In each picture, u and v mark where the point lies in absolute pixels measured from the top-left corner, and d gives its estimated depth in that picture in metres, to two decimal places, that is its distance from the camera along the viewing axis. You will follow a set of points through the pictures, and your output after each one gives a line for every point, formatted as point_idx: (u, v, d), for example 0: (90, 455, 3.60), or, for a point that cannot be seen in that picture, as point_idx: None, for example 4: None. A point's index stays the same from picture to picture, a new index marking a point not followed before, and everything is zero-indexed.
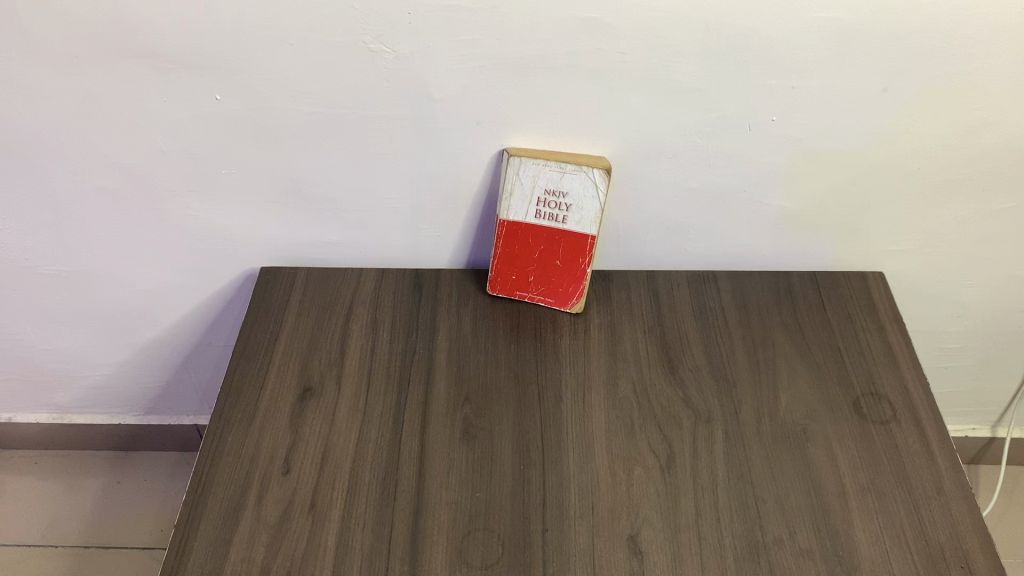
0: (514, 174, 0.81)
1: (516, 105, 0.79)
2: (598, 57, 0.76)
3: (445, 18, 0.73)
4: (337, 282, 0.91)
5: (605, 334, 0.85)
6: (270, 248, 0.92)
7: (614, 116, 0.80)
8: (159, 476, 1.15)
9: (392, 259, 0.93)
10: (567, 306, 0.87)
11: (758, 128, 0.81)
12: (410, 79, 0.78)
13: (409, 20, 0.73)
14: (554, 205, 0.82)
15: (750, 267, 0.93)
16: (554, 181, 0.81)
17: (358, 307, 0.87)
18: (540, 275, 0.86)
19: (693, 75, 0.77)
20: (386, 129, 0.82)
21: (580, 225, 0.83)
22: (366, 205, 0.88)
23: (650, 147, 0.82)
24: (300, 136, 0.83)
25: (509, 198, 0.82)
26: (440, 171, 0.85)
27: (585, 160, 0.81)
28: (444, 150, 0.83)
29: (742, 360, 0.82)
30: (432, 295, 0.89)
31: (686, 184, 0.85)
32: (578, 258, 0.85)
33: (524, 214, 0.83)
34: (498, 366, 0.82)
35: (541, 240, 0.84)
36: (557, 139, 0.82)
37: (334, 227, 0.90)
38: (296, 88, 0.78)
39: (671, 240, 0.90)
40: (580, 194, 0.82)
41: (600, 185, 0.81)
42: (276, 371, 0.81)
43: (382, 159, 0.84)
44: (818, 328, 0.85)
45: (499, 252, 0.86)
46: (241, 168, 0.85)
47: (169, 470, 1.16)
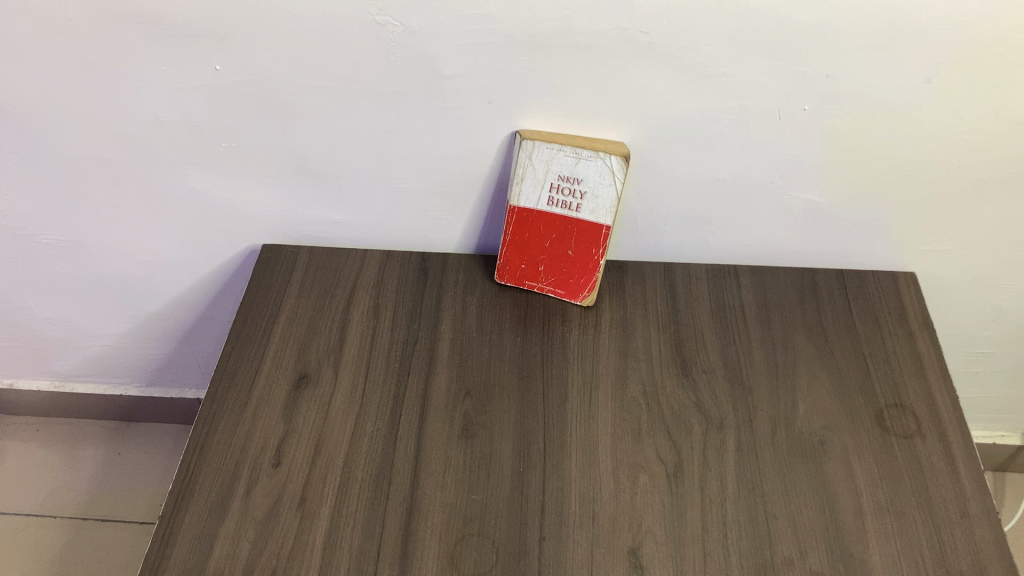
0: (528, 159, 0.77)
1: (531, 86, 0.75)
2: (619, 36, 0.71)
3: None
4: (339, 263, 0.87)
5: (616, 329, 0.80)
6: (271, 224, 0.89)
7: (634, 100, 0.75)
8: (160, 449, 1.13)
9: (398, 242, 0.89)
10: (578, 299, 0.83)
11: (788, 117, 0.75)
12: (419, 54, 0.73)
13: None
14: (568, 192, 0.79)
15: (773, 264, 0.88)
16: (568, 167, 0.78)
17: (361, 291, 0.84)
18: (550, 264, 0.82)
19: (720, 59, 0.72)
20: (394, 105, 0.77)
21: (594, 213, 0.79)
22: (371, 185, 0.84)
23: (672, 135, 0.78)
24: (304, 111, 0.79)
25: (520, 183, 0.79)
26: (450, 152, 0.81)
27: (603, 146, 0.77)
28: (454, 130, 0.79)
29: (760, 363, 0.78)
30: (437, 281, 0.85)
31: (708, 174, 0.80)
32: (592, 249, 0.81)
33: (536, 201, 0.79)
34: (502, 360, 0.78)
35: (554, 228, 0.81)
36: (572, 123, 0.78)
37: (339, 207, 0.87)
38: (299, 60, 0.74)
39: (690, 232, 0.85)
40: (595, 182, 0.78)
41: (617, 174, 0.77)
42: (272, 356, 0.78)
43: (389, 138, 0.80)
44: (843, 331, 0.80)
45: (509, 239, 0.82)
46: (241, 141, 0.81)
47: (171, 442, 1.14)
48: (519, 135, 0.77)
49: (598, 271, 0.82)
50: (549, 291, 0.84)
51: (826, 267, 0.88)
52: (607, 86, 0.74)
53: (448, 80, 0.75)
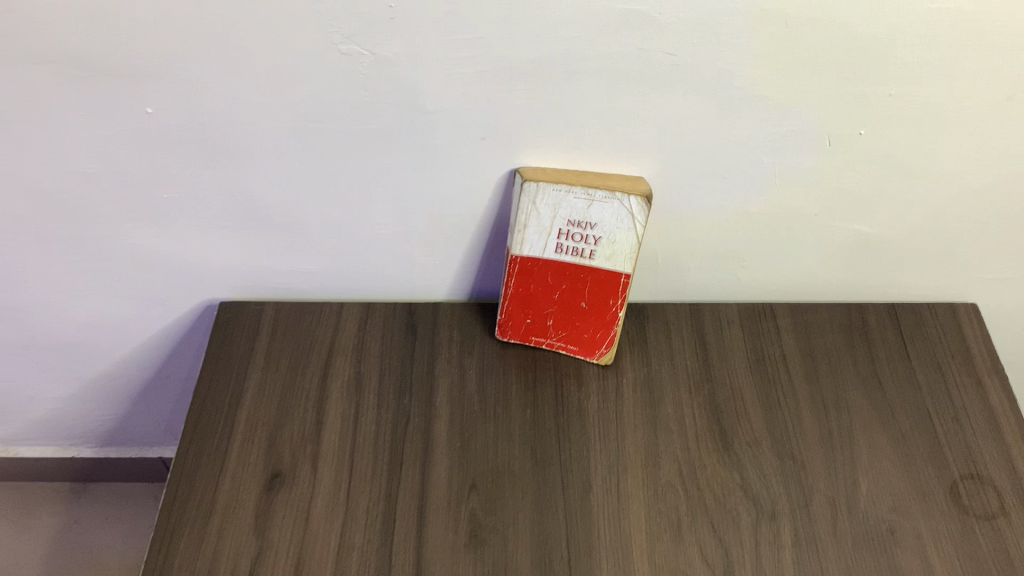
0: (532, 204, 0.65)
1: (532, 117, 0.62)
2: (640, 59, 0.58)
3: (439, 13, 0.55)
4: (311, 321, 0.74)
5: (642, 393, 0.69)
6: (230, 278, 0.76)
7: (656, 129, 0.63)
8: (120, 515, 1.02)
9: (378, 290, 0.77)
10: (593, 357, 0.71)
11: (840, 142, 0.63)
12: (395, 86, 0.60)
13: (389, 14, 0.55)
14: (579, 238, 0.66)
15: (812, 299, 0.76)
16: (580, 210, 0.65)
17: (339, 358, 0.71)
18: (560, 318, 0.70)
19: (763, 80, 0.59)
20: (368, 144, 0.64)
21: (611, 260, 0.67)
22: (344, 231, 0.71)
23: (701, 165, 0.65)
24: (258, 153, 0.65)
25: (523, 231, 0.66)
26: (437, 194, 0.68)
27: (620, 185, 0.64)
28: (440, 167, 0.66)
29: (811, 430, 0.67)
30: (428, 339, 0.73)
31: (743, 206, 0.68)
32: (609, 300, 0.69)
33: (542, 249, 0.67)
34: (511, 440, 0.66)
35: (564, 278, 0.68)
36: (581, 157, 0.65)
37: (308, 256, 0.74)
38: (249, 99, 0.61)
39: (720, 269, 0.73)
40: (611, 227, 0.65)
41: (638, 216, 0.65)
42: (239, 450, 0.66)
43: (362, 180, 0.67)
44: (903, 384, 0.69)
45: (511, 291, 0.69)
46: (185, 190, 0.68)
47: (131, 507, 1.03)
48: (519, 175, 0.64)
49: (616, 324, 0.70)
50: (559, 347, 0.72)
51: (874, 299, 0.77)
52: (624, 114, 0.62)
53: (431, 114, 0.62)
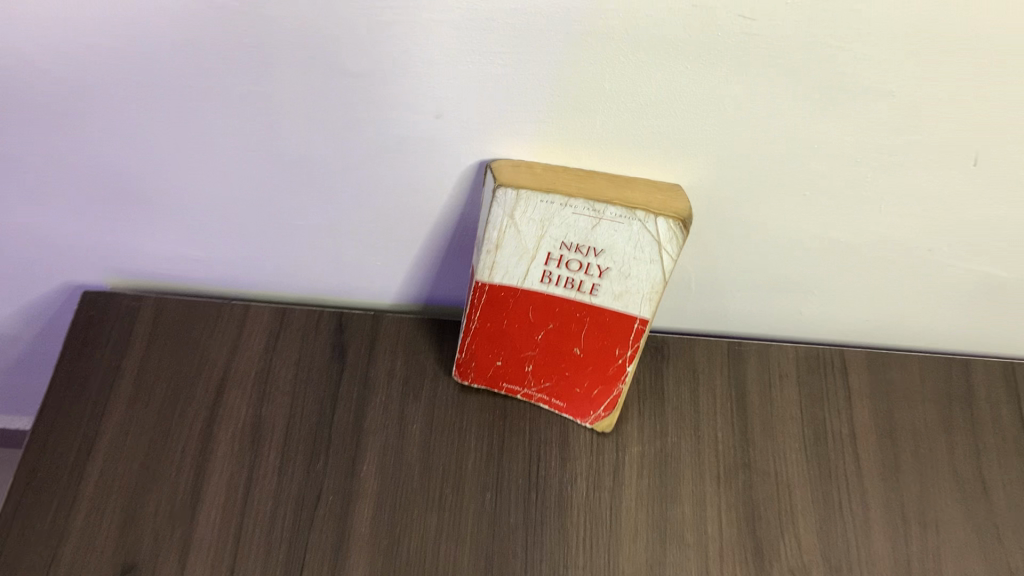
0: (508, 218, 0.43)
1: (518, 92, 0.39)
2: (699, 25, 0.34)
3: None
4: (203, 333, 0.54)
5: (649, 478, 0.49)
6: (100, 258, 0.55)
7: (711, 125, 0.40)
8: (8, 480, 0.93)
9: (306, 283, 0.56)
10: (587, 420, 0.51)
11: (993, 163, 0.41)
12: (299, 33, 0.37)
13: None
14: (577, 267, 0.45)
15: (897, 345, 0.55)
16: (580, 232, 0.43)
17: (233, 396, 0.52)
18: (543, 364, 0.50)
19: (895, 70, 0.36)
20: (266, 110, 0.42)
21: (622, 299, 0.46)
22: (248, 213, 0.50)
23: (772, 174, 0.43)
24: (101, 115, 0.43)
25: (494, 252, 0.45)
26: (376, 179, 0.46)
27: (644, 200, 0.42)
28: (378, 146, 0.44)
29: (883, 560, 0.47)
30: (359, 373, 0.52)
31: (823, 230, 0.46)
32: (615, 349, 0.48)
33: (523, 277, 0.46)
34: (460, 540, 0.46)
35: (552, 315, 0.47)
36: (590, 155, 0.43)
37: (202, 241, 0.53)
38: (67, 42, 0.38)
39: (776, 300, 0.52)
40: (626, 257, 0.44)
41: (667, 245, 0.43)
42: (81, 531, 0.47)
43: (267, 155, 0.45)
44: (1016, 496, 0.49)
45: (476, 324, 0.49)
46: (1, 157, 0.46)
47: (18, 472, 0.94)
48: (491, 174, 0.42)
49: (622, 381, 0.49)
50: (540, 400, 0.51)
51: (982, 351, 0.56)
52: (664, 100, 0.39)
53: (359, 76, 0.39)
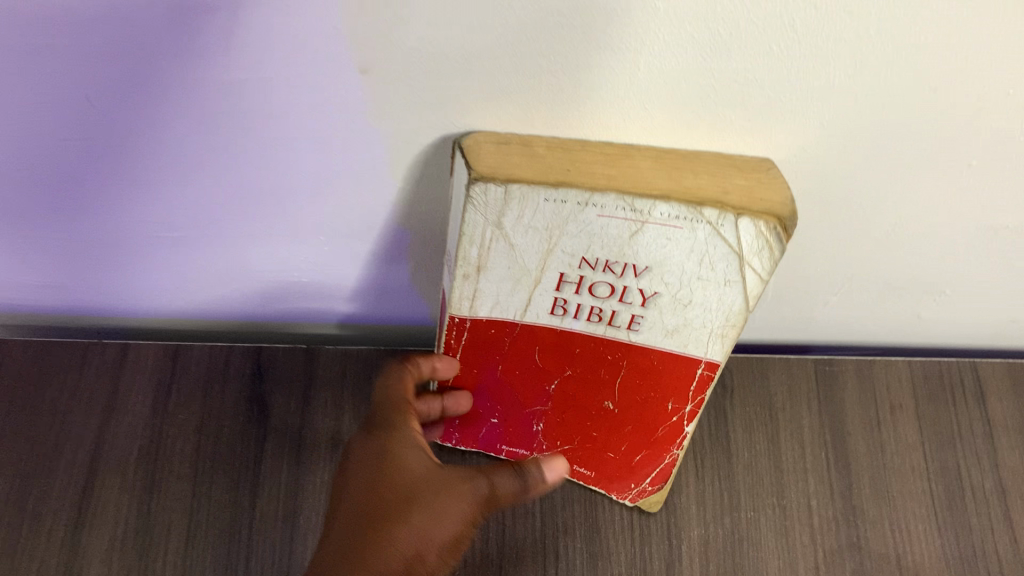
0: (494, 228, 0.25)
1: (526, 25, 0.21)
2: None
3: None
4: (60, 397, 0.37)
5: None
6: None
7: (856, 64, 0.23)
8: None
9: (204, 306, 0.39)
10: (627, 496, 0.35)
11: None
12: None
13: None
14: (606, 291, 0.27)
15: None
16: (612, 243, 0.25)
17: (108, 493, 0.35)
18: (559, 423, 0.34)
19: None
20: (73, 78, 0.23)
21: (675, 337, 0.29)
22: (96, 226, 0.32)
23: (934, 136, 0.26)
24: None
25: (471, 276, 0.27)
26: (282, 176, 0.28)
27: (720, 191, 0.24)
28: (279, 130, 0.26)
29: None
30: (290, 445, 0.37)
31: (984, 216, 0.30)
32: (668, 403, 0.32)
33: (522, 310, 0.29)
34: None
35: (568, 358, 0.31)
36: (631, 120, 0.25)
37: (39, 266, 0.35)
38: None
39: (887, 304, 0.36)
40: (686, 278, 0.26)
41: (754, 260, 0.25)
42: None
43: (96, 147, 0.27)
44: None
45: (458, 370, 0.33)
46: None
47: None
48: (460, 151, 0.24)
49: (679, 444, 0.34)
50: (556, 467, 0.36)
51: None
52: (789, 25, 0.21)
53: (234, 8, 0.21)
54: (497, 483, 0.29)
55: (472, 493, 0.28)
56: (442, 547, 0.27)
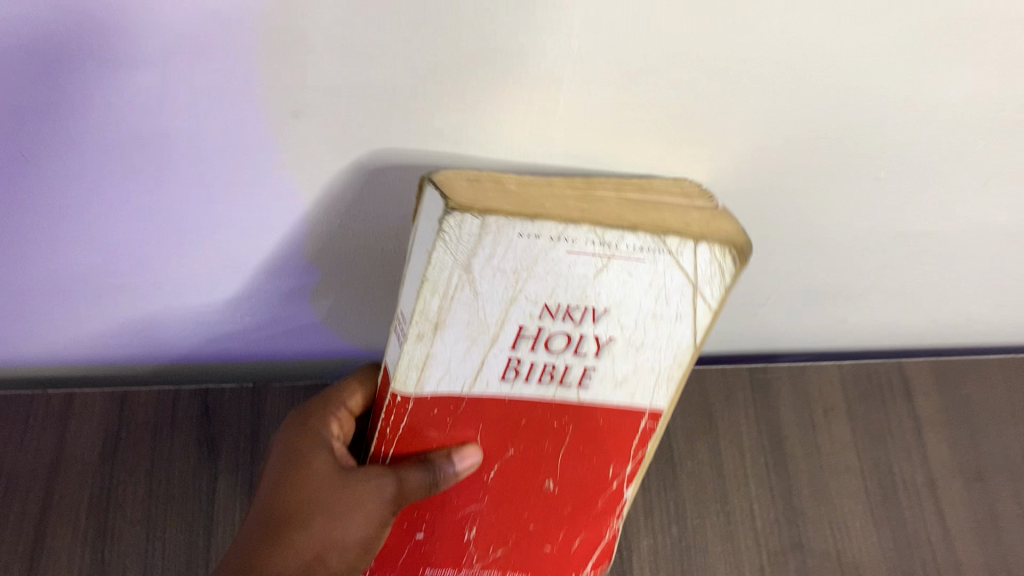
0: (462, 271, 0.22)
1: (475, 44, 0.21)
2: None
3: None
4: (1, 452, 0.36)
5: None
6: None
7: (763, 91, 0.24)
8: None
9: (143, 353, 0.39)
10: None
11: None
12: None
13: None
14: (561, 345, 0.25)
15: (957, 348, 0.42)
16: (574, 284, 0.23)
17: (59, 543, 0.35)
18: (495, 521, 0.32)
19: None
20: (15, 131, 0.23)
21: (620, 391, 0.27)
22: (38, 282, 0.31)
23: (867, 134, 0.27)
24: None
25: (416, 343, 0.24)
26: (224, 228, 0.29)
27: (681, 220, 0.23)
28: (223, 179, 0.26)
29: None
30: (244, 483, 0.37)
31: (893, 226, 0.32)
32: (608, 470, 0.31)
33: (472, 379, 0.25)
34: None
35: (512, 434, 0.28)
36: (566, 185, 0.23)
37: None
38: None
39: (811, 313, 0.38)
40: (640, 318, 0.25)
41: (706, 289, 0.24)
42: None
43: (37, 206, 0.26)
44: None
45: (405, 438, 0.28)
46: None
47: None
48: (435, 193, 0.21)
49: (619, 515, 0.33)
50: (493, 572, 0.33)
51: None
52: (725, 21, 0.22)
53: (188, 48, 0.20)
54: (406, 479, 0.27)
55: (380, 493, 0.27)
56: (349, 547, 0.27)
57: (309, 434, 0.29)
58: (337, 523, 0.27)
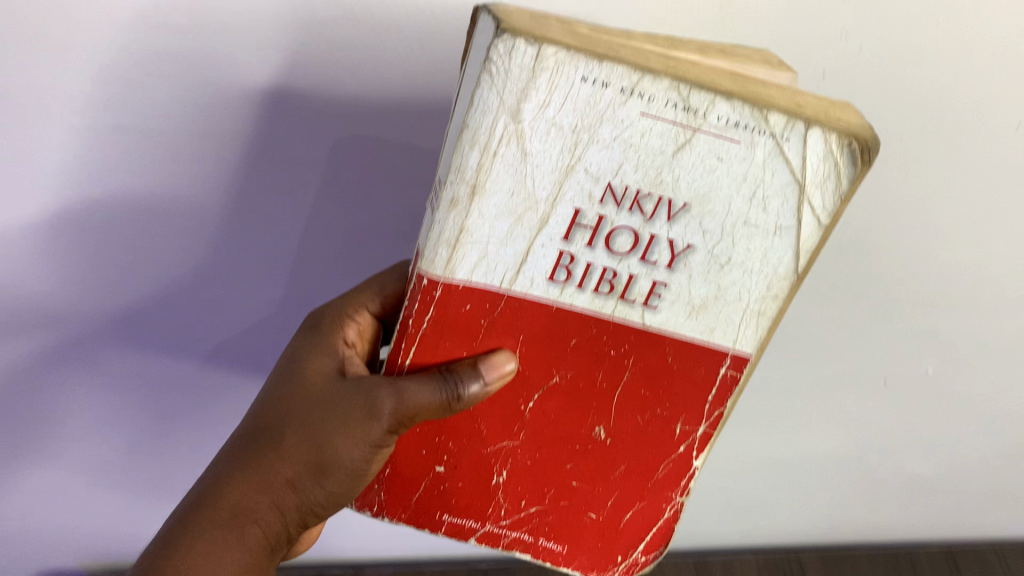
0: (511, 120, 0.31)
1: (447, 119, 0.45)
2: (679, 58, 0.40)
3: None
4: None
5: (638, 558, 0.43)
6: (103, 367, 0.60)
7: None
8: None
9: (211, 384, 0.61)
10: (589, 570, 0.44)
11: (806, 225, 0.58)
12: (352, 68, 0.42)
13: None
14: (626, 243, 0.35)
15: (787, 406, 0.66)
16: (655, 160, 0.33)
17: None
18: (531, 454, 0.40)
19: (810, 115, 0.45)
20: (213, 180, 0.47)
21: (685, 304, 0.37)
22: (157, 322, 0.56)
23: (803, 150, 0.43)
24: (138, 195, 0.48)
25: (482, 199, 0.33)
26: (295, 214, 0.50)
27: (794, 104, 0.33)
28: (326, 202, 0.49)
29: None
30: None
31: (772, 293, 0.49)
32: (679, 425, 0.39)
33: (520, 261, 0.35)
34: None
35: (562, 361, 0.38)
36: (637, 39, 0.33)
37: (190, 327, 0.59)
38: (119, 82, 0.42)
39: None
40: (730, 225, 0.35)
41: (815, 191, 0.34)
42: None
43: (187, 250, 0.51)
44: None
45: (483, 345, 0.37)
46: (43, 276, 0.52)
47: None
48: (489, 16, 0.30)
49: (679, 490, 0.40)
50: (514, 546, 0.42)
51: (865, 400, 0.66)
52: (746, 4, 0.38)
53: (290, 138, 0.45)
54: (419, 391, 0.35)
55: (381, 408, 0.36)
56: (344, 453, 0.36)
57: (301, 371, 0.39)
58: (303, 438, 0.37)
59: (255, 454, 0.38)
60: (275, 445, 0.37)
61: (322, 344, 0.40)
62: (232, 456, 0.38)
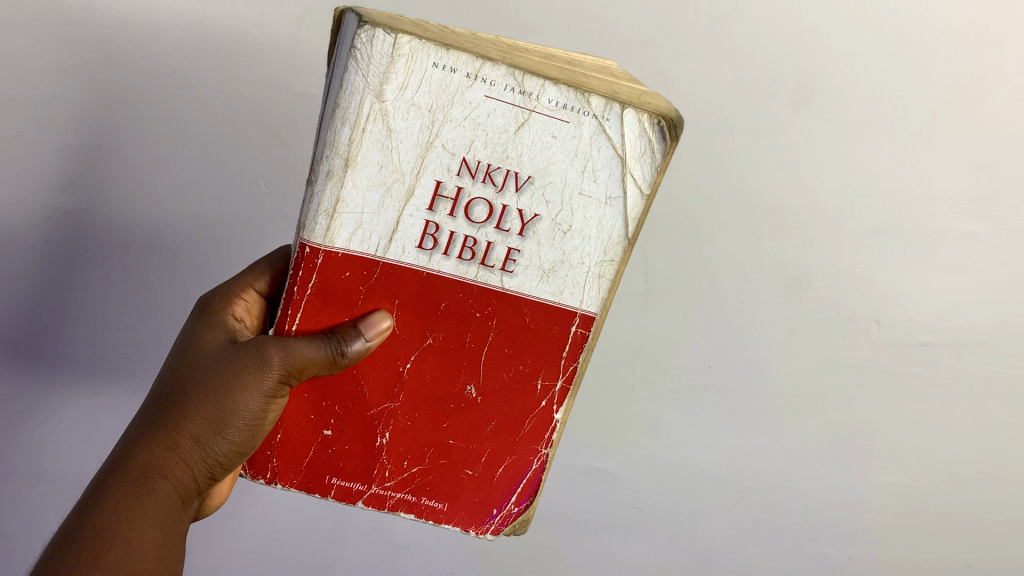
0: (375, 101, 0.38)
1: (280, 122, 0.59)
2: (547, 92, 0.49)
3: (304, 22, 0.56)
4: None
5: (510, 514, 0.47)
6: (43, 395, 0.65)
7: None
8: None
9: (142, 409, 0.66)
10: (472, 530, 0.49)
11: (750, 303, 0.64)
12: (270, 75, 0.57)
13: (52, 13, 0.54)
14: (482, 213, 0.41)
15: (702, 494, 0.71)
16: (501, 137, 0.39)
17: None
18: (408, 414, 0.45)
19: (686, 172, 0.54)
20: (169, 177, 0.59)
21: (538, 268, 0.42)
22: (32, 409, 0.64)
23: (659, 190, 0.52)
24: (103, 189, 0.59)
25: (353, 171, 0.39)
26: (166, 220, 0.61)
27: (611, 90, 0.40)
28: (191, 202, 0.61)
29: None
30: None
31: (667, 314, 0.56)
32: (541, 381, 0.45)
33: (390, 228, 0.40)
34: None
35: (434, 324, 0.43)
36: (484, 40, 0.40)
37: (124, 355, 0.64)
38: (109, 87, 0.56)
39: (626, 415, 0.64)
40: (570, 195, 0.41)
41: (637, 164, 0.41)
42: None
43: (63, 289, 0.62)
44: None
45: (362, 310, 0.42)
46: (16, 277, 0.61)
47: None
48: (354, 14, 0.37)
49: (543, 442, 0.46)
50: (399, 507, 0.47)
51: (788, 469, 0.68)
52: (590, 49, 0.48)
53: (132, 157, 0.58)
54: (310, 345, 0.40)
55: (274, 363, 0.41)
56: (239, 411, 0.42)
57: (198, 344, 0.45)
58: (205, 400, 0.42)
59: (160, 420, 0.42)
60: (176, 410, 0.42)
61: (213, 321, 0.46)
62: (138, 426, 0.42)
